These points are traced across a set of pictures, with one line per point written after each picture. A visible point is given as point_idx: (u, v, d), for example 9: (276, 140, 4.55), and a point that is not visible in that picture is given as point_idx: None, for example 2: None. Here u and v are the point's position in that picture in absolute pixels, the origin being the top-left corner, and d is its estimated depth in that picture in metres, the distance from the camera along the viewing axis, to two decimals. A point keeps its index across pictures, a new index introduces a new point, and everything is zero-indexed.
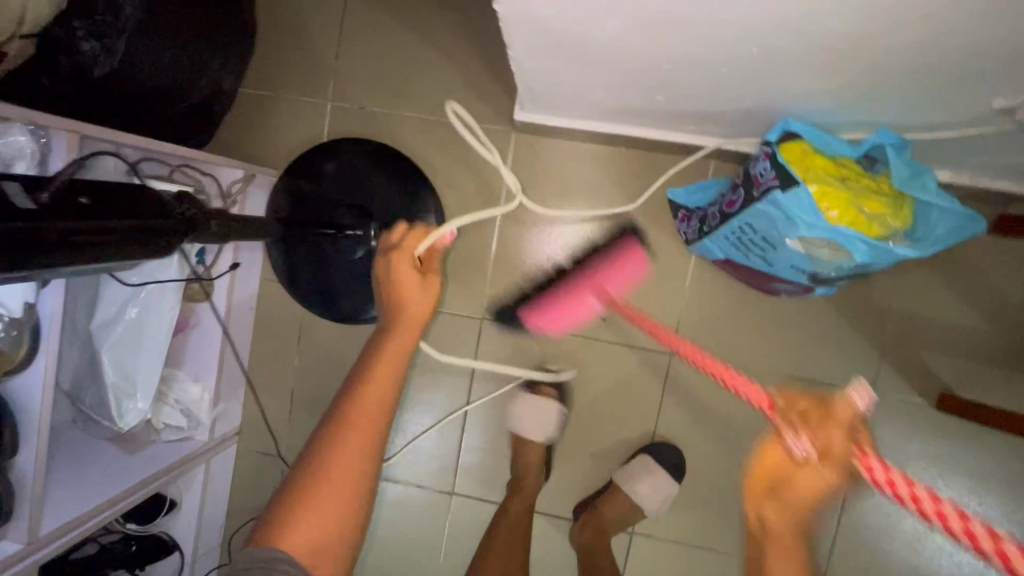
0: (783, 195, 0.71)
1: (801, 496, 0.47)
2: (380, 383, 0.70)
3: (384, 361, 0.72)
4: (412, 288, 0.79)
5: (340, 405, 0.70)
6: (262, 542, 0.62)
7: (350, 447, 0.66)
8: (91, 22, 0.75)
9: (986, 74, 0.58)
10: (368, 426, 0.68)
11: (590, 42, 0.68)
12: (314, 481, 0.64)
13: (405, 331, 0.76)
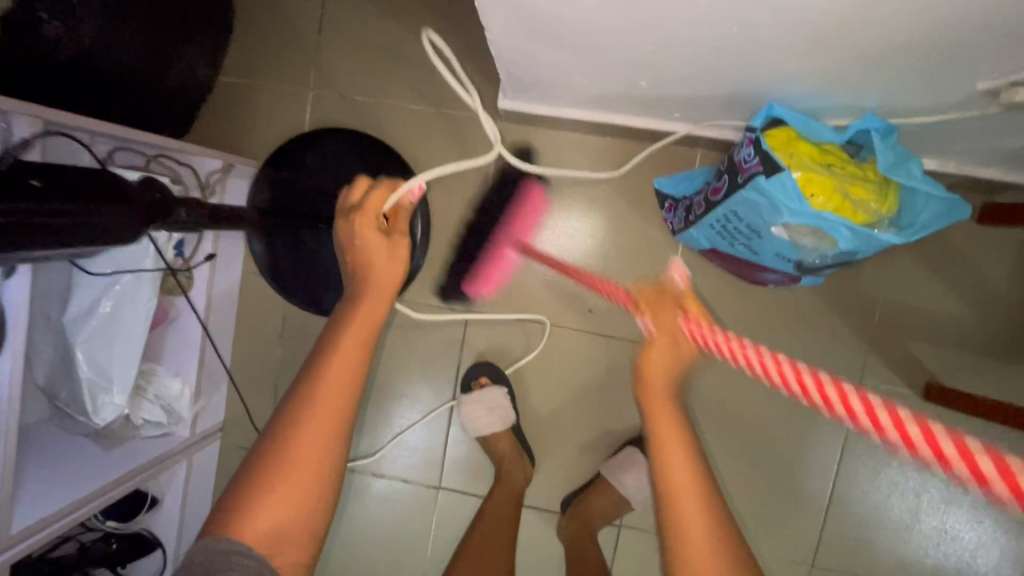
0: (766, 181, 0.65)
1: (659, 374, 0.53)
2: (355, 349, 0.59)
3: (356, 325, 0.60)
4: (379, 251, 0.64)
5: (304, 379, 0.58)
6: (216, 530, 0.52)
7: (324, 415, 0.56)
8: (56, 3, 0.67)
9: (982, 55, 0.51)
10: (341, 395, 0.57)
11: (562, 26, 0.59)
12: (278, 459, 0.54)
13: (376, 300, 0.62)
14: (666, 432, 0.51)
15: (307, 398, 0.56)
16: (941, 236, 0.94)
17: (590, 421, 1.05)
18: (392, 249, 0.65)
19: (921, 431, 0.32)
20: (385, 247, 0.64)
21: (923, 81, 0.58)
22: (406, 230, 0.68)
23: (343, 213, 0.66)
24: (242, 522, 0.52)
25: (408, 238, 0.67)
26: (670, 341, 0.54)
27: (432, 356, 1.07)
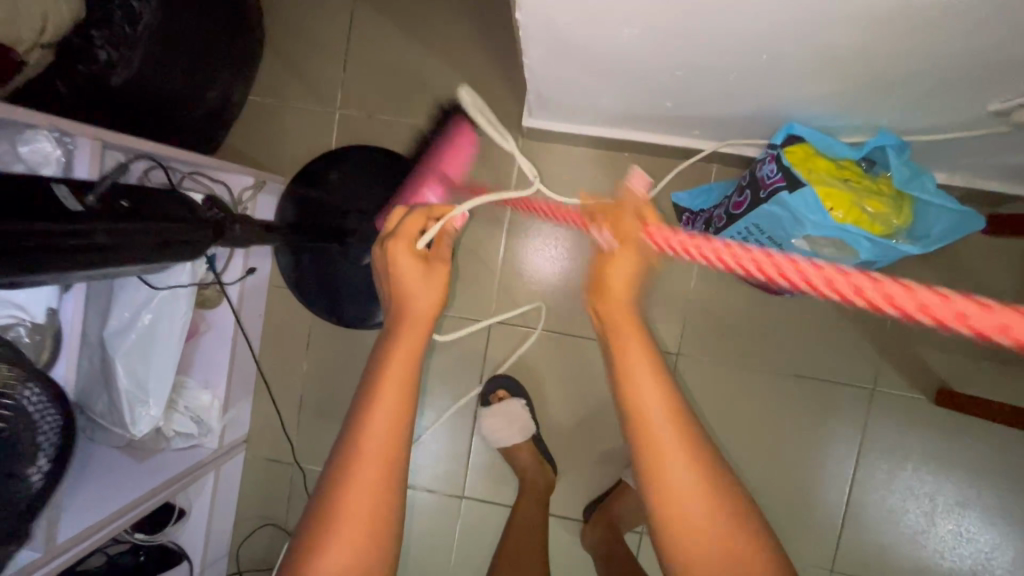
0: (790, 197, 0.68)
1: (617, 291, 0.56)
2: (400, 377, 0.57)
3: (398, 354, 0.59)
4: (417, 280, 0.63)
5: (352, 416, 0.56)
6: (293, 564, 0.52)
7: (376, 454, 0.54)
8: (109, 31, 0.73)
9: (994, 78, 0.55)
10: (388, 434, 0.55)
11: (597, 53, 0.63)
12: (334, 505, 0.53)
13: (412, 330, 0.61)
14: (642, 376, 0.52)
15: (349, 433, 0.55)
16: (950, 247, 0.98)
17: (611, 429, 1.07)
18: (429, 276, 0.63)
19: (919, 300, 0.28)
20: (423, 271, 0.63)
21: (936, 103, 0.62)
22: (447, 258, 0.67)
23: (380, 238, 0.66)
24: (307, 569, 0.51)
25: (447, 265, 0.66)
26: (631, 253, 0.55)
27: (455, 366, 1.10)
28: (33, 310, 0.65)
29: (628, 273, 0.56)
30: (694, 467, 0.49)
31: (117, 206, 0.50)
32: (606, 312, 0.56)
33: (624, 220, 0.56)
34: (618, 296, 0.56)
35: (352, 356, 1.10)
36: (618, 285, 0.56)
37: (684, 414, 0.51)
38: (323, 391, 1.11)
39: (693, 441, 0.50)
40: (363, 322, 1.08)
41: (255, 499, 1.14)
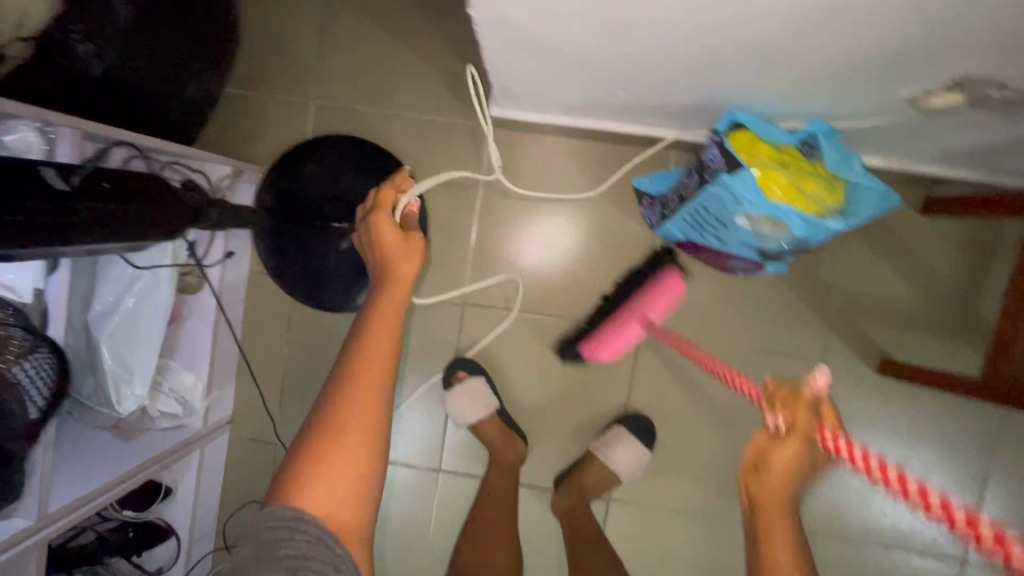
0: (730, 176, 0.74)
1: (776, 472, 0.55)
2: (384, 334, 0.63)
3: (380, 316, 0.64)
4: (396, 249, 0.69)
5: (339, 367, 0.62)
6: (279, 500, 0.57)
7: (361, 402, 0.60)
8: (88, 24, 0.74)
9: (903, 69, 0.60)
10: (375, 383, 0.61)
11: (550, 47, 0.67)
12: (326, 445, 0.58)
13: (398, 291, 0.67)
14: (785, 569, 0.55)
15: (334, 381, 0.61)
16: (892, 227, 1.04)
17: (578, 403, 1.13)
18: (407, 244, 0.69)
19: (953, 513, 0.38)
20: (401, 240, 0.70)
21: (860, 94, 0.68)
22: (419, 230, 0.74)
23: (361, 220, 0.73)
24: (300, 494, 0.56)
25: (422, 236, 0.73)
26: (800, 451, 0.54)
27: (432, 348, 1.15)
28: (21, 290, 0.66)
29: (790, 463, 0.54)
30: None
31: (90, 187, 0.53)
32: (758, 489, 0.56)
33: (802, 414, 0.53)
34: (768, 485, 0.56)
35: (331, 338, 1.15)
36: (777, 472, 0.55)
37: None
38: (304, 374, 1.16)
39: None
40: (341, 306, 1.12)
41: (239, 477, 1.18)
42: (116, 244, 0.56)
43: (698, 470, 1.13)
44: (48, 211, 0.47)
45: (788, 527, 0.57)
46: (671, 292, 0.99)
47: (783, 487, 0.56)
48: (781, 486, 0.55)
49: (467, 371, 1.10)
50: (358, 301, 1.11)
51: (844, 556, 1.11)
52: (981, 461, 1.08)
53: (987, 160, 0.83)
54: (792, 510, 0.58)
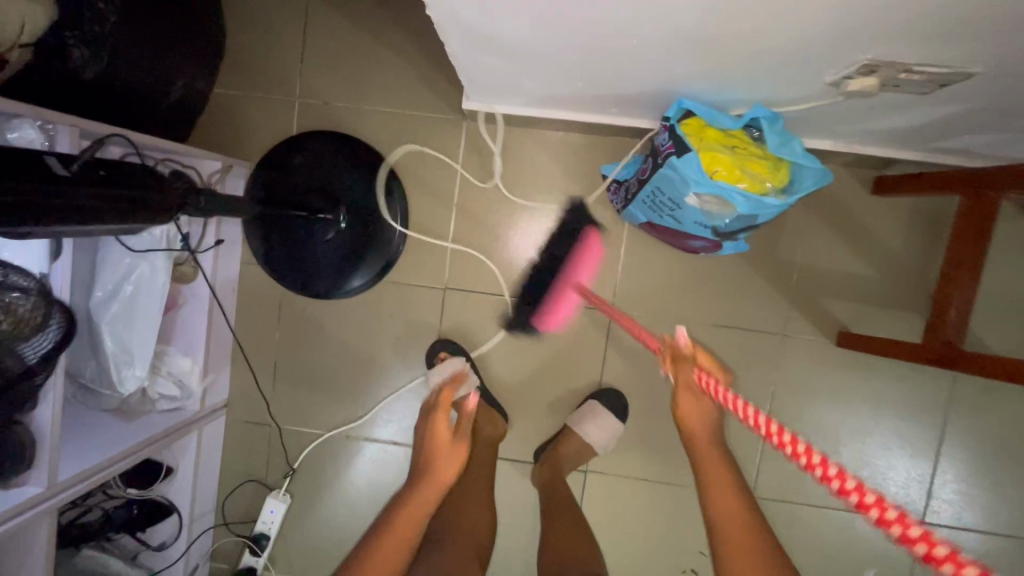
0: (677, 158, 0.81)
1: (690, 414, 0.82)
2: (398, 540, 0.81)
3: (407, 512, 0.84)
4: (444, 453, 0.94)
5: (363, 547, 0.80)
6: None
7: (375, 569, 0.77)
8: (82, 31, 0.81)
9: (820, 58, 0.65)
10: (394, 560, 0.79)
11: (504, 43, 0.74)
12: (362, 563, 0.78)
13: (429, 485, 0.89)
14: (718, 481, 0.78)
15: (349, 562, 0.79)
16: (846, 207, 1.10)
17: (554, 380, 1.19)
18: (451, 452, 0.94)
19: (882, 506, 0.46)
20: (449, 440, 0.96)
21: (790, 81, 0.74)
22: (467, 433, 0.99)
23: (426, 412, 1.02)
24: None
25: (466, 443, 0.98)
26: (686, 391, 0.80)
27: (414, 332, 1.20)
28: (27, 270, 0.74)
29: (695, 403, 0.82)
30: (749, 531, 0.73)
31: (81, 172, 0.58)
32: (689, 432, 0.83)
33: (682, 365, 0.77)
34: (695, 425, 0.83)
35: (319, 324, 1.21)
36: (689, 415, 0.83)
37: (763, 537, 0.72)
38: (295, 359, 1.22)
39: (764, 542, 0.72)
40: (327, 294, 1.18)
41: (236, 457, 1.25)
42: (105, 224, 0.62)
43: (669, 441, 1.19)
44: (43, 193, 0.52)
45: (727, 468, 0.80)
46: (594, 255, 1.16)
47: (703, 436, 0.82)
48: (699, 424, 0.82)
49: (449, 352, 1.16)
50: (345, 288, 1.18)
51: (808, 519, 1.18)
52: (935, 426, 1.14)
53: (926, 140, 0.89)
54: (716, 442, 0.82)
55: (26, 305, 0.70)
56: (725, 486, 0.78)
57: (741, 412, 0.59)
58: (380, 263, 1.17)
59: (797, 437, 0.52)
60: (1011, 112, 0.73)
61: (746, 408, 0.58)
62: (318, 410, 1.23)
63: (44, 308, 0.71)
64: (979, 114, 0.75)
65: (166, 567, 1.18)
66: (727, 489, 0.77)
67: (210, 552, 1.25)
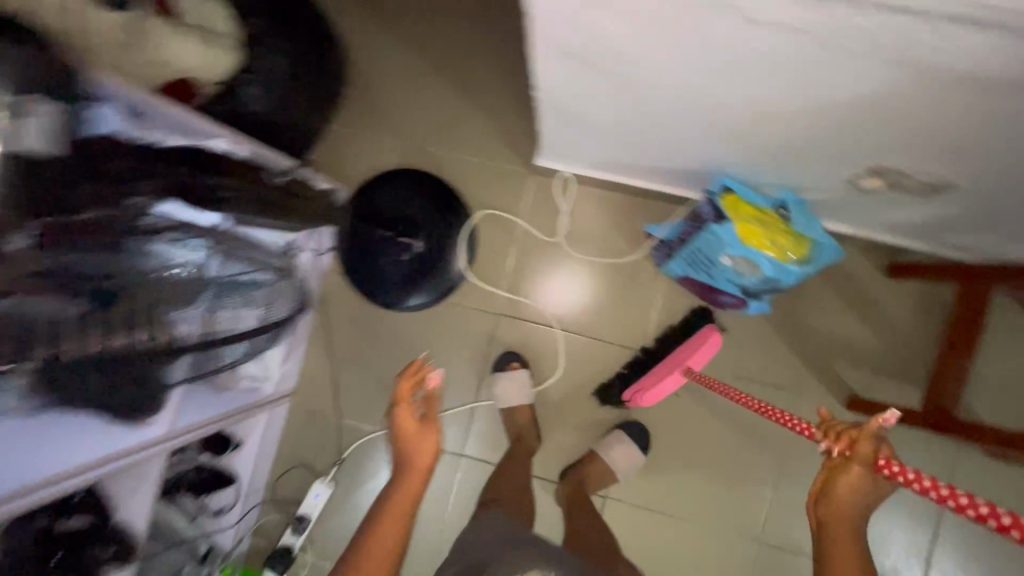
0: (716, 224, 0.98)
1: (841, 492, 0.67)
2: (390, 524, 0.80)
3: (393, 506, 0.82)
4: (413, 441, 0.89)
5: (363, 531, 0.80)
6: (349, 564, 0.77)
7: (378, 547, 0.78)
8: (255, 77, 1.05)
9: (835, 159, 0.83)
10: (389, 540, 0.79)
11: (586, 120, 0.94)
12: (364, 546, 0.78)
13: (409, 479, 0.85)
14: (840, 549, 0.66)
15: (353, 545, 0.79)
16: (863, 284, 1.24)
17: (584, 408, 1.33)
18: (423, 438, 0.89)
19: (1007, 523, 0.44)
20: (416, 426, 0.91)
21: (812, 175, 0.91)
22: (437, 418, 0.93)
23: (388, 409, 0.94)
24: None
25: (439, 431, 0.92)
26: (858, 470, 0.65)
27: (466, 349, 1.36)
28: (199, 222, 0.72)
29: (854, 483, 0.66)
30: None
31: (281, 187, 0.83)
32: (825, 509, 0.68)
33: (862, 439, 0.65)
34: (840, 506, 0.67)
35: (384, 331, 1.38)
36: (845, 496, 0.67)
37: None
38: (358, 361, 1.38)
39: None
40: (395, 306, 1.36)
41: (292, 441, 1.40)
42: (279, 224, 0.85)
43: (685, 479, 1.30)
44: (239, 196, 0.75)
45: (855, 549, 0.66)
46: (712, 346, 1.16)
47: (852, 514, 0.67)
48: (848, 507, 0.67)
49: (521, 363, 1.32)
50: (409, 303, 1.36)
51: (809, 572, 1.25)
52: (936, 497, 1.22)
53: (931, 234, 1.04)
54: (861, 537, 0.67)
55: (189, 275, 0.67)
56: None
57: (897, 476, 0.55)
58: (444, 285, 1.35)
59: (944, 483, 0.50)
60: (997, 218, 0.88)
61: (903, 472, 0.55)
62: (371, 410, 1.38)
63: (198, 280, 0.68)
64: (969, 216, 0.91)
65: (219, 531, 1.30)
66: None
67: (253, 526, 1.38)
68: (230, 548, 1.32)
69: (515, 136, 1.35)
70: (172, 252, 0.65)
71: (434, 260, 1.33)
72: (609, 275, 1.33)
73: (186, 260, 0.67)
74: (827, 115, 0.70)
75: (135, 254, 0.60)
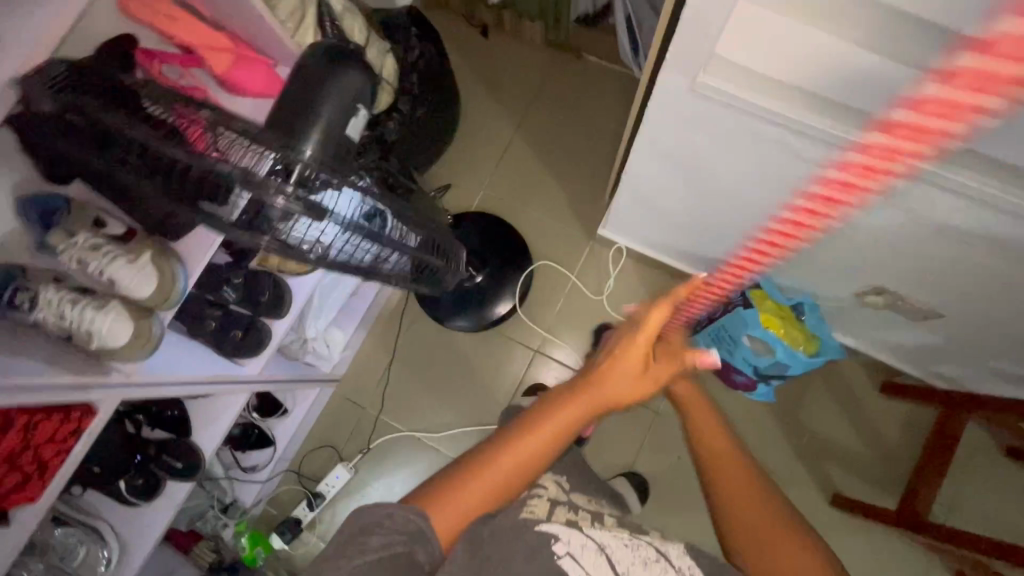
0: (746, 310, 1.16)
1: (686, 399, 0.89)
2: (533, 445, 0.74)
3: (549, 423, 0.75)
4: (622, 376, 0.79)
5: (496, 443, 0.74)
6: (453, 474, 0.72)
7: (505, 463, 0.72)
8: (397, 115, 1.30)
9: (849, 274, 1.04)
10: (521, 458, 0.73)
11: (655, 205, 1.16)
12: (489, 462, 0.72)
13: (583, 398, 0.77)
14: (729, 459, 0.81)
15: (477, 457, 0.73)
16: (861, 396, 1.39)
17: (594, 453, 1.45)
18: (636, 379, 0.80)
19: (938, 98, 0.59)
20: (637, 369, 0.80)
21: (828, 285, 1.12)
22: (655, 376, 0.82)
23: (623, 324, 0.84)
24: (437, 493, 0.70)
25: (651, 386, 0.81)
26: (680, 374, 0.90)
27: (501, 375, 1.54)
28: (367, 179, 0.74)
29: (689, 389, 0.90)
30: (755, 503, 0.77)
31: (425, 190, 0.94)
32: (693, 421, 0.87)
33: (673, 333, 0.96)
34: (697, 419, 0.87)
35: (432, 344, 1.56)
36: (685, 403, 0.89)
37: (770, 497, 0.78)
38: (404, 364, 1.56)
39: (769, 508, 0.77)
40: (446, 322, 1.55)
41: (326, 423, 1.55)
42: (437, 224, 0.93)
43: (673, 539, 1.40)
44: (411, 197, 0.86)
45: (742, 461, 0.81)
46: None
47: (705, 419, 0.87)
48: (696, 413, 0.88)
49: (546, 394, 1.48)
50: (460, 322, 1.54)
51: None
52: None
53: (923, 359, 1.22)
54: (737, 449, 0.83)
55: (334, 227, 0.66)
56: (751, 498, 0.78)
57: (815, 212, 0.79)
58: (493, 316, 1.54)
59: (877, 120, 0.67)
60: (976, 349, 1.08)
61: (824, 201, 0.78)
62: (404, 411, 1.54)
63: (343, 228, 0.67)
64: (955, 347, 1.11)
65: (243, 487, 1.43)
66: (744, 484, 0.79)
67: (271, 494, 1.51)
68: (248, 507, 1.45)
69: (582, 207, 1.60)
70: (325, 205, 0.64)
71: (491, 294, 1.53)
72: None
73: (341, 211, 0.66)
74: (847, 236, 0.92)
75: (310, 195, 0.62)
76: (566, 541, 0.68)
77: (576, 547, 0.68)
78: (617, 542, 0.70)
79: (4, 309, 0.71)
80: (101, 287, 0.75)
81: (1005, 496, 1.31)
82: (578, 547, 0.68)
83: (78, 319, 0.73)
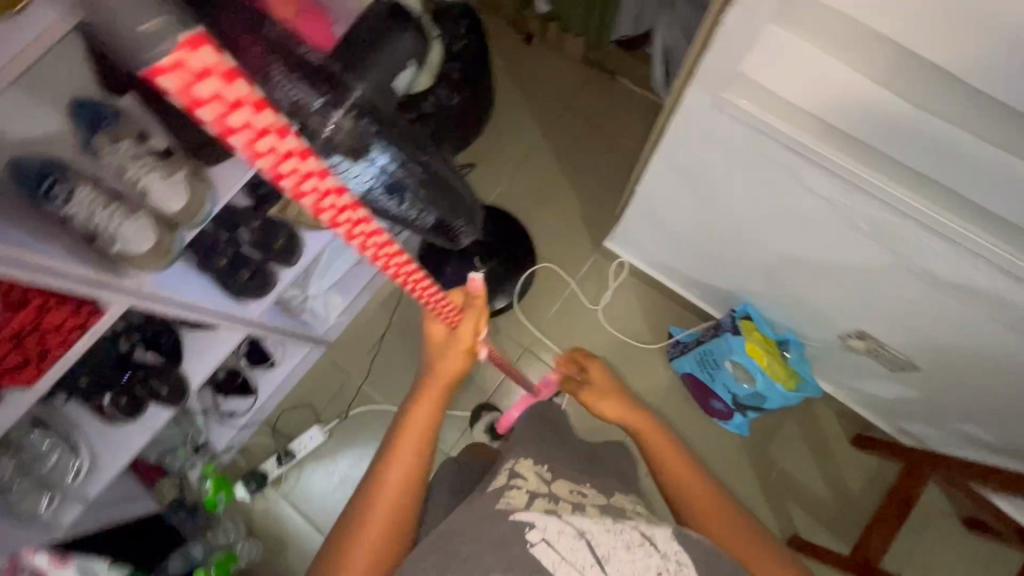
0: (733, 336, 1.22)
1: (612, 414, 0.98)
2: (400, 470, 0.77)
3: (401, 449, 0.79)
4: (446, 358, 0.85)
5: (370, 483, 0.77)
6: (351, 523, 0.74)
7: (386, 500, 0.75)
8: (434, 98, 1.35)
9: (838, 316, 1.08)
10: (398, 483, 0.76)
11: (664, 221, 1.20)
12: (372, 507, 0.74)
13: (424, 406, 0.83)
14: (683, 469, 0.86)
15: (361, 504, 0.75)
16: (831, 443, 1.43)
17: None
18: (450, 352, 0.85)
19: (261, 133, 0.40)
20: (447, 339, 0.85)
21: (815, 324, 1.16)
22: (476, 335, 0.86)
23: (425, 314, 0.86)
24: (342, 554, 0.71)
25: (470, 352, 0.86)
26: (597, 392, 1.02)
27: None
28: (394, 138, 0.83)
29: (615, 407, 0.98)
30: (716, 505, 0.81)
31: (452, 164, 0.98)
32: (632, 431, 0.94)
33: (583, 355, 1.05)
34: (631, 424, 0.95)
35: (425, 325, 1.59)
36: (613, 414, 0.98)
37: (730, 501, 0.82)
38: (394, 340, 1.58)
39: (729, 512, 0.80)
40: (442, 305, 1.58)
41: (309, 385, 1.57)
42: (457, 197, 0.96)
43: None
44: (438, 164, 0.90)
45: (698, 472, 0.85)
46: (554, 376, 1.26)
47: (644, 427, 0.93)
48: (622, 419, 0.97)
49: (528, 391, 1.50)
50: None
51: None
52: None
53: (897, 412, 1.26)
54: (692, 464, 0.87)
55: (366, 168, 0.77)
56: (713, 505, 0.81)
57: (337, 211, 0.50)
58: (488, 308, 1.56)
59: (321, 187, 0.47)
60: (948, 408, 1.13)
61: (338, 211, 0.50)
62: (387, 385, 1.56)
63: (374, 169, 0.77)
64: (929, 403, 1.16)
65: (217, 430, 1.44)
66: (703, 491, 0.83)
67: (242, 443, 1.52)
68: (218, 451, 1.46)
69: (592, 220, 1.65)
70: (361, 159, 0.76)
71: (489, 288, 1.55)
72: (626, 355, 1.54)
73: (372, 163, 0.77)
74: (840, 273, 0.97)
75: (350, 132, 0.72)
76: (541, 528, 0.63)
77: (554, 534, 0.62)
78: (601, 525, 0.64)
79: (38, 197, 0.73)
80: (135, 195, 0.80)
81: (955, 562, 1.34)
82: (554, 534, 0.62)
83: (106, 221, 0.77)
